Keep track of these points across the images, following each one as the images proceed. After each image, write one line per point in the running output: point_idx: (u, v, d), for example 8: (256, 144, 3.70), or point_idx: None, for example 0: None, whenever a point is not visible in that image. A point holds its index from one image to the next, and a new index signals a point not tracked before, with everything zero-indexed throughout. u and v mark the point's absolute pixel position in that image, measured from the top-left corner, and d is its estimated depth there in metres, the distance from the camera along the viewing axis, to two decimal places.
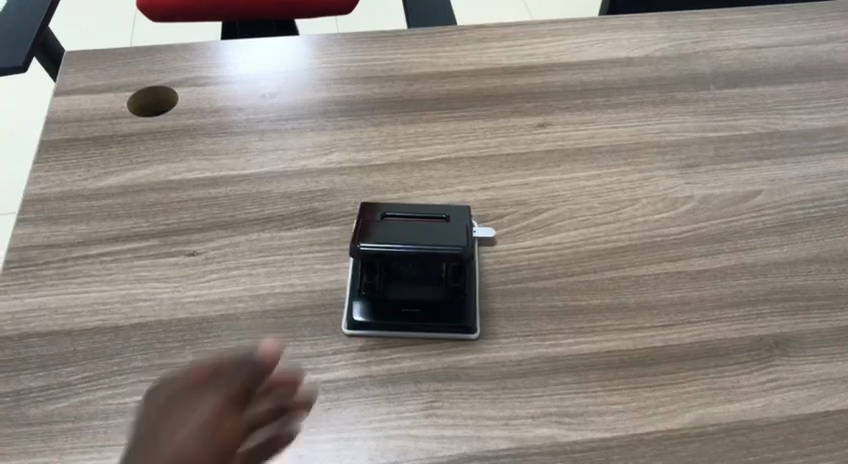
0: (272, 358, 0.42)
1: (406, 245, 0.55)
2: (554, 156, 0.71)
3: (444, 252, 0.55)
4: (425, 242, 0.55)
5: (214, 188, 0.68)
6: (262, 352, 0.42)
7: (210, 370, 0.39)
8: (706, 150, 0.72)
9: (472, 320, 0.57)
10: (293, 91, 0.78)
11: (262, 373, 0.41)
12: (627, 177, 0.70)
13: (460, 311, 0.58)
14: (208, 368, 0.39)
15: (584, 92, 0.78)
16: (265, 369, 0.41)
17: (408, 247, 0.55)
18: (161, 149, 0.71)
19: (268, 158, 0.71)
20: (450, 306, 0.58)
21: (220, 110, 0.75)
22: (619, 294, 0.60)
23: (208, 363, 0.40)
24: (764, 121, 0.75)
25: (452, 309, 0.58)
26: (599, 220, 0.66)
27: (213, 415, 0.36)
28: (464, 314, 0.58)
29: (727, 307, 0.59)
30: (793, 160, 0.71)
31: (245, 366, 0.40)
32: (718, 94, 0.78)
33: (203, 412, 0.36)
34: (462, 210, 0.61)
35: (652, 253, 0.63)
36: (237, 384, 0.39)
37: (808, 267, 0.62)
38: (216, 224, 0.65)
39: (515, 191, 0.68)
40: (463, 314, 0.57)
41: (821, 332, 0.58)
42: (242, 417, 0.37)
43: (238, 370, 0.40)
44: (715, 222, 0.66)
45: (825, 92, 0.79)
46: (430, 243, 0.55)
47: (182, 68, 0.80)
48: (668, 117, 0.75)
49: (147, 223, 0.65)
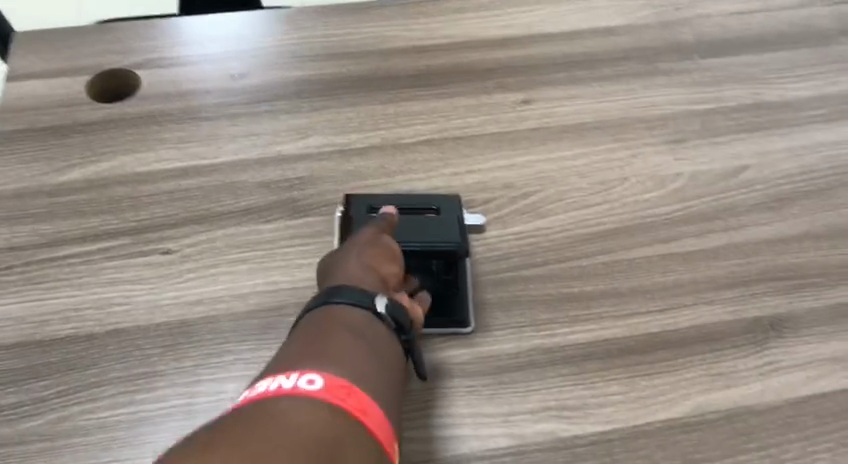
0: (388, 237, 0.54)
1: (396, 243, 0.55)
2: (539, 135, 0.69)
3: (435, 249, 0.56)
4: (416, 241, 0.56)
5: (185, 179, 0.64)
6: (380, 235, 0.53)
7: (352, 253, 0.51)
8: (692, 124, 0.71)
9: (465, 315, 0.56)
10: (263, 71, 0.74)
11: (386, 249, 0.52)
12: (615, 155, 0.68)
13: (454, 305, 0.56)
14: (348, 252, 0.51)
15: (567, 65, 0.75)
16: (388, 252, 0.52)
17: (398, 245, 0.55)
18: (126, 138, 0.67)
19: (241, 145, 0.67)
20: (442, 302, 0.57)
21: (187, 93, 0.71)
22: (613, 279, 0.59)
23: (343, 251, 0.52)
24: (749, 92, 0.74)
25: (445, 303, 0.56)
26: (588, 202, 0.64)
27: (371, 273, 0.50)
28: (456, 309, 0.56)
29: (721, 289, 0.58)
30: (780, 133, 0.70)
31: (374, 247, 0.52)
32: (702, 64, 0.76)
33: (362, 276, 0.49)
34: (453, 201, 0.62)
35: (644, 234, 0.62)
36: (374, 259, 0.51)
37: (799, 245, 0.62)
38: (190, 219, 0.62)
39: (501, 173, 0.66)
40: (456, 308, 0.56)
41: (815, 311, 0.57)
42: (385, 277, 0.50)
43: (368, 255, 0.51)
44: (705, 200, 0.64)
45: (809, 60, 0.77)
46: (422, 243, 0.56)
47: (143, 48, 0.75)
48: (653, 90, 0.74)
49: (116, 220, 0.61)
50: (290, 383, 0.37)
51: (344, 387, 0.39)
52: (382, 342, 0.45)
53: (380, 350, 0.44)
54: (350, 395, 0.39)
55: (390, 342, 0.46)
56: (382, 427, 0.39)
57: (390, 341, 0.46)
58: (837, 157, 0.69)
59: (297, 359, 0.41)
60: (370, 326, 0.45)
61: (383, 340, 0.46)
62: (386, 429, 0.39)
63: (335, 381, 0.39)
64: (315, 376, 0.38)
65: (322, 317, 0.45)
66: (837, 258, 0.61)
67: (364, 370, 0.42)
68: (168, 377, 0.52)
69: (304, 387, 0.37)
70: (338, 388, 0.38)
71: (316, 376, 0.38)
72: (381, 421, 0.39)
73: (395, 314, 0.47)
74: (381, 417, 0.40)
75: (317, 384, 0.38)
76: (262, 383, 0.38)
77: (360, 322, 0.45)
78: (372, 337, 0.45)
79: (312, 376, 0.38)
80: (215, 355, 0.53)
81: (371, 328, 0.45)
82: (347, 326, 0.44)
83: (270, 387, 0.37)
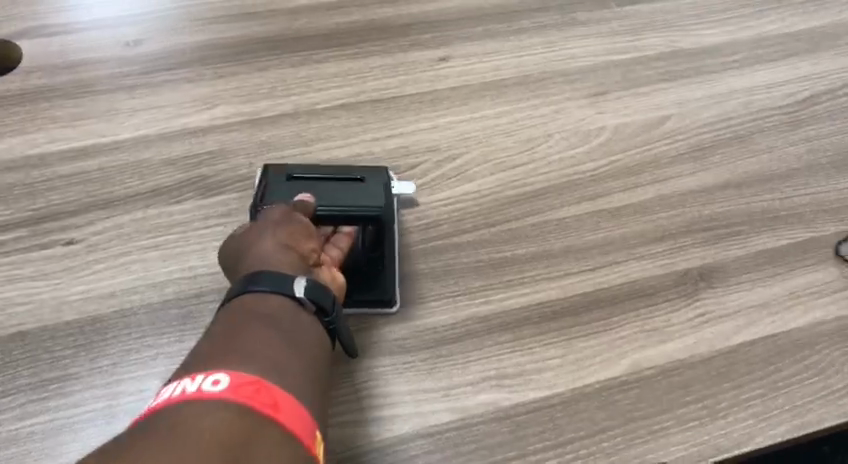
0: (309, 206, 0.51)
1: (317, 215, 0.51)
2: (460, 94, 0.67)
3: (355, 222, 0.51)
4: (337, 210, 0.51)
5: (83, 161, 0.59)
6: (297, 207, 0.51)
7: (268, 228, 0.49)
8: (613, 75, 0.70)
9: (390, 293, 0.53)
10: (161, 36, 0.68)
11: (302, 224, 0.49)
12: (537, 111, 0.66)
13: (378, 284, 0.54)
14: (264, 229, 0.49)
15: (483, 19, 0.73)
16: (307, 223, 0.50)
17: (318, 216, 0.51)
18: (13, 118, 0.61)
19: (142, 119, 0.62)
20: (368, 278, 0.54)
21: (77, 65, 0.65)
22: (544, 241, 0.58)
23: (257, 228, 0.49)
24: (666, 39, 0.73)
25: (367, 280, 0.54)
26: (514, 162, 0.63)
27: (288, 253, 0.47)
28: (382, 286, 0.54)
29: (650, 243, 0.58)
30: (697, 81, 0.70)
31: (293, 221, 0.49)
32: (618, 12, 0.75)
33: (277, 258, 0.47)
34: (380, 170, 0.55)
35: (571, 192, 0.61)
36: (292, 234, 0.48)
37: (722, 194, 0.62)
38: (92, 204, 0.57)
39: (424, 137, 0.64)
40: (381, 286, 0.54)
41: (741, 259, 0.58)
42: (303, 252, 0.48)
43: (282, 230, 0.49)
44: (629, 153, 0.64)
45: (720, 5, 0.78)
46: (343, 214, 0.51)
47: (23, 17, 0.68)
48: (572, 42, 0.72)
49: (9, 211, 0.56)
50: (194, 385, 0.35)
51: (255, 382, 0.37)
52: (301, 327, 0.44)
53: (297, 337, 0.43)
54: (262, 390, 0.37)
55: (309, 325, 0.44)
56: (299, 417, 0.37)
57: (311, 325, 0.44)
58: (753, 102, 0.69)
59: (208, 356, 0.39)
60: (287, 313, 0.43)
61: (302, 326, 0.44)
62: (303, 418, 0.37)
63: (243, 378, 0.37)
64: (224, 373, 0.37)
65: (235, 310, 0.43)
66: (758, 205, 0.62)
67: (279, 360, 0.40)
68: (83, 380, 0.48)
69: (208, 388, 0.35)
70: (248, 384, 0.36)
71: (223, 373, 0.36)
72: (298, 411, 0.37)
73: (315, 297, 0.45)
74: (297, 408, 0.38)
75: (222, 385, 0.36)
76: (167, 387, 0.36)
77: (274, 312, 0.43)
78: (287, 327, 0.43)
79: (218, 375, 0.36)
80: (133, 351, 0.49)
81: (287, 317, 0.43)
82: (261, 318, 0.42)
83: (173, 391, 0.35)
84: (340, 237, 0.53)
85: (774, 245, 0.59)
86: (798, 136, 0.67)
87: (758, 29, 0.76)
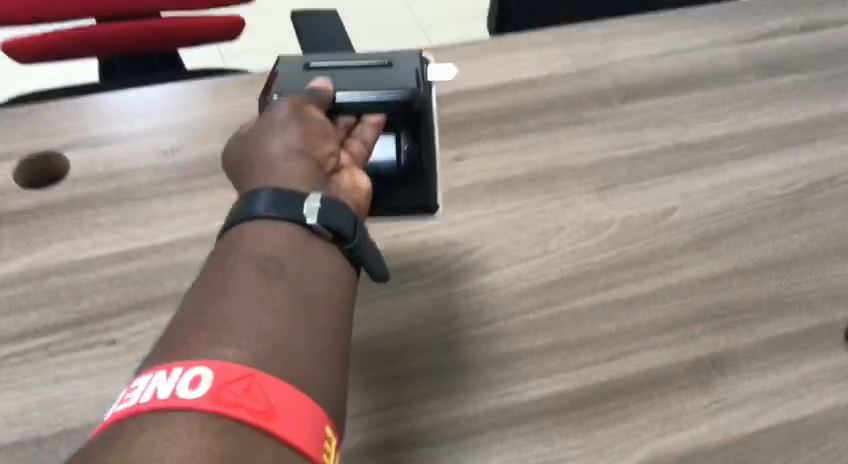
0: (316, 110, 0.54)
1: (339, 101, 0.56)
2: (475, 191, 0.71)
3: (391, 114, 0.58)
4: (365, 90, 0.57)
5: (125, 264, 0.63)
6: (302, 106, 0.53)
7: (275, 136, 0.51)
8: (619, 169, 0.74)
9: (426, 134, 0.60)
10: (196, 144, 0.73)
11: (311, 127, 0.52)
12: (549, 205, 0.70)
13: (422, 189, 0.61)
14: (271, 137, 0.51)
15: (495, 120, 0.78)
16: (314, 126, 0.52)
17: (340, 107, 0.57)
18: (60, 225, 0.66)
19: (180, 223, 0.67)
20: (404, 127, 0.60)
21: (119, 173, 0.70)
22: (560, 331, 0.61)
23: (265, 138, 0.51)
24: (669, 134, 0.78)
25: (416, 190, 0.61)
26: (529, 254, 0.66)
27: (298, 162, 0.49)
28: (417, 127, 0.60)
29: (662, 332, 0.61)
30: (701, 173, 0.74)
31: (300, 126, 0.52)
32: (622, 109, 0.80)
33: (286, 166, 0.48)
34: (411, 56, 0.63)
35: (584, 283, 0.64)
36: (300, 144, 0.51)
37: (730, 281, 0.65)
38: (133, 305, 0.60)
39: (442, 232, 0.68)
40: (425, 193, 0.61)
41: (752, 346, 0.60)
42: (314, 157, 0.50)
43: (295, 137, 0.51)
44: (638, 244, 0.67)
45: (720, 99, 0.82)
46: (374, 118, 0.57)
47: (70, 129, 0.74)
48: (579, 139, 0.77)
49: (57, 313, 0.60)
50: (167, 389, 0.34)
51: (240, 380, 0.35)
52: (309, 262, 0.44)
53: (305, 278, 0.43)
54: (251, 386, 0.36)
55: (321, 258, 0.45)
56: (297, 409, 0.37)
57: (325, 257, 0.46)
58: (756, 192, 0.73)
59: (206, 316, 0.39)
60: (296, 246, 0.45)
61: (311, 259, 0.45)
62: (301, 408, 0.37)
63: (228, 375, 0.35)
64: (205, 369, 0.35)
65: (240, 241, 0.44)
66: (766, 292, 0.64)
67: (280, 325, 0.40)
68: None
69: (183, 393, 0.34)
70: (232, 385, 0.35)
71: (204, 371, 0.35)
72: (293, 402, 0.37)
73: (328, 222, 0.46)
74: (293, 396, 0.37)
75: (199, 391, 0.34)
76: (137, 382, 0.35)
77: (282, 245, 0.44)
78: (292, 267, 0.43)
79: (198, 374, 0.34)
80: None
81: (297, 250, 0.44)
82: (266, 257, 0.43)
83: (144, 396, 0.34)
84: (363, 129, 0.57)
85: (783, 331, 0.61)
86: (801, 224, 0.70)
87: (757, 121, 0.80)
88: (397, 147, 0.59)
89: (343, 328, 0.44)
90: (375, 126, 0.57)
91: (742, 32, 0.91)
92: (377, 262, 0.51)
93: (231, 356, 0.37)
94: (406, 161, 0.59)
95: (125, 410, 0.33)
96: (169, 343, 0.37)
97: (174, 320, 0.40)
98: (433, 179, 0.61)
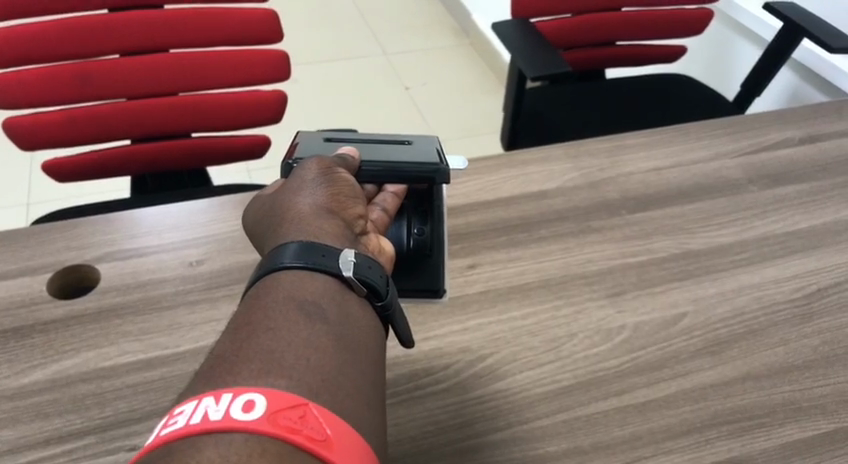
0: (345, 174, 0.59)
1: (362, 170, 0.62)
2: (488, 297, 0.73)
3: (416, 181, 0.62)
4: (387, 160, 0.62)
5: (149, 371, 0.65)
6: (332, 168, 0.59)
7: (307, 197, 0.56)
8: (628, 276, 0.76)
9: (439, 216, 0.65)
10: (220, 256, 0.77)
11: (340, 191, 0.57)
12: (561, 311, 0.72)
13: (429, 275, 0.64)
14: (303, 197, 0.56)
15: (506, 229, 0.80)
16: (342, 188, 0.57)
17: (363, 176, 0.62)
18: (88, 334, 0.68)
19: (202, 331, 0.69)
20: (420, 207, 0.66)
21: (146, 284, 0.74)
22: (574, 437, 0.61)
23: (295, 197, 0.56)
24: (676, 242, 0.80)
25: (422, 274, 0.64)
26: (541, 359, 0.67)
27: (331, 220, 0.54)
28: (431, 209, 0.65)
29: (677, 437, 0.61)
30: (709, 279, 0.76)
31: (330, 188, 0.57)
32: (630, 218, 0.83)
33: (318, 223, 0.53)
34: (429, 139, 0.68)
35: (597, 389, 0.65)
36: (329, 203, 0.56)
37: (743, 386, 0.65)
38: (156, 412, 0.62)
39: (456, 337, 0.69)
40: (432, 277, 0.64)
41: (768, 451, 0.60)
42: (344, 220, 0.55)
43: (324, 198, 0.56)
44: (650, 349, 0.68)
45: (726, 208, 0.85)
46: (390, 180, 0.62)
47: (101, 242, 0.78)
48: (588, 247, 0.79)
49: (81, 419, 0.61)
50: (222, 413, 0.37)
51: (290, 408, 0.39)
52: (344, 308, 0.49)
53: (343, 319, 0.48)
54: (300, 414, 0.39)
55: (356, 310, 0.50)
56: (345, 433, 0.40)
57: (357, 308, 0.50)
58: (765, 297, 0.74)
59: (255, 348, 0.43)
60: (331, 294, 0.49)
61: (346, 304, 0.49)
62: (349, 435, 0.40)
63: (278, 402, 0.39)
64: (255, 396, 0.38)
65: (276, 285, 0.48)
66: (779, 396, 0.65)
67: (326, 362, 0.44)
68: None
69: (235, 416, 0.37)
70: (281, 411, 0.38)
71: (254, 398, 0.38)
72: (338, 428, 0.40)
73: (362, 276, 0.50)
74: (341, 424, 0.40)
75: (252, 414, 0.37)
76: (184, 408, 0.38)
77: (319, 291, 0.48)
78: (332, 313, 0.47)
79: (248, 401, 0.38)
80: None
81: (333, 295, 0.49)
82: (307, 300, 0.47)
83: (194, 418, 0.36)
84: (385, 197, 0.64)
85: (800, 436, 0.62)
86: (811, 329, 0.71)
87: (762, 228, 0.82)
88: (406, 231, 0.65)
89: (377, 374, 0.48)
90: (396, 195, 0.64)
91: (743, 144, 0.95)
92: (405, 327, 0.55)
93: (282, 385, 0.40)
94: (413, 243, 0.64)
95: (175, 431, 0.36)
96: (214, 376, 0.41)
97: (217, 353, 0.43)
98: (441, 262, 0.64)
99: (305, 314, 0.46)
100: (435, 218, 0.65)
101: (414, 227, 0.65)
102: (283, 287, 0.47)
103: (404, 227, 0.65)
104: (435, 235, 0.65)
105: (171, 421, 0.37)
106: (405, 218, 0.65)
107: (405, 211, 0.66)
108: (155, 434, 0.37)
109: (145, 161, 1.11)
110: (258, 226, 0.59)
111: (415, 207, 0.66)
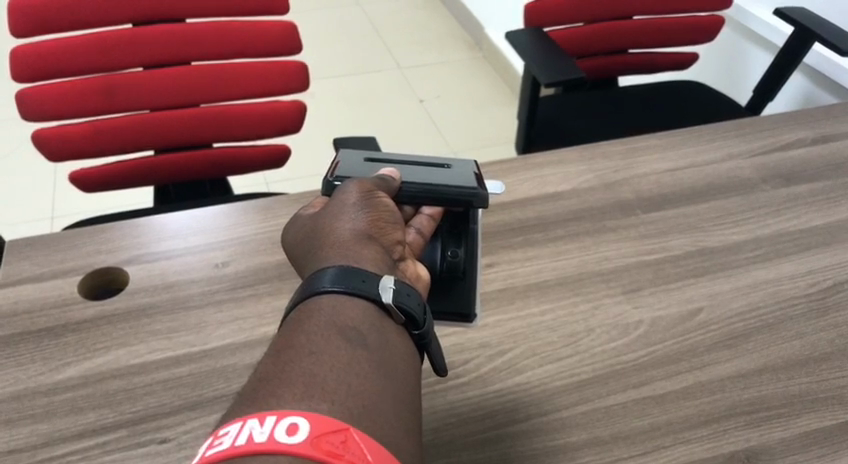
0: (385, 198, 0.60)
1: (402, 190, 0.63)
2: (507, 294, 0.74)
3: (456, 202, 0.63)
4: (426, 183, 0.64)
5: (178, 367, 0.67)
6: (374, 192, 0.60)
7: (347, 220, 0.57)
8: (645, 273, 0.77)
9: (471, 238, 0.67)
10: (243, 258, 0.79)
11: (380, 215, 0.59)
12: (579, 307, 0.73)
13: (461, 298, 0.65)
14: (344, 220, 0.57)
15: (523, 230, 0.82)
16: (381, 212, 0.59)
17: (402, 196, 0.63)
18: (119, 332, 0.71)
19: (229, 330, 0.71)
20: (456, 229, 0.68)
21: (174, 284, 0.76)
22: (593, 427, 0.62)
23: (336, 219, 0.58)
24: (691, 240, 0.81)
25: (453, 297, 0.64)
26: (561, 354, 0.68)
27: (370, 246, 0.55)
28: (466, 231, 0.67)
29: (694, 427, 0.62)
30: (725, 275, 0.77)
31: (370, 213, 0.58)
32: (644, 218, 0.84)
33: (359, 249, 0.54)
34: (467, 163, 0.70)
35: (616, 381, 0.66)
36: (369, 228, 0.57)
37: (759, 378, 0.66)
38: (185, 407, 0.64)
39: (476, 333, 0.70)
40: (466, 299, 0.64)
41: (786, 441, 0.61)
42: (382, 246, 0.57)
43: (365, 222, 0.57)
44: (667, 344, 0.70)
45: (739, 206, 0.86)
46: (429, 203, 0.64)
47: (130, 245, 0.80)
48: (605, 246, 0.80)
49: (113, 414, 0.63)
50: (267, 436, 0.38)
51: (333, 432, 0.40)
52: (383, 333, 0.50)
53: (382, 344, 0.49)
54: (342, 438, 0.40)
55: (395, 336, 0.51)
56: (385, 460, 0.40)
57: (395, 334, 0.51)
58: (780, 291, 0.75)
59: (298, 370, 0.44)
60: (371, 320, 0.50)
61: (385, 330, 0.50)
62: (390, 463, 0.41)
63: (321, 427, 0.39)
64: (298, 419, 0.39)
65: (316, 310, 0.49)
66: (796, 387, 0.66)
67: (367, 386, 0.45)
68: None
69: (279, 439, 0.37)
70: (324, 435, 0.39)
71: (297, 422, 0.39)
72: (379, 455, 0.40)
73: (401, 303, 0.51)
74: (381, 451, 0.41)
75: (295, 437, 0.38)
76: (229, 429, 0.39)
77: (358, 317, 0.49)
78: (372, 339, 0.49)
79: (291, 425, 0.39)
80: None
81: (372, 321, 0.50)
82: (348, 326, 0.48)
83: (240, 440, 0.38)
84: (422, 220, 0.64)
85: (817, 426, 0.63)
86: (827, 322, 0.72)
87: (776, 226, 0.84)
88: (440, 254, 0.66)
89: (415, 398, 0.49)
90: (432, 217, 0.65)
91: (758, 145, 0.96)
92: (438, 352, 0.57)
93: (324, 410, 0.41)
94: (446, 265, 0.65)
95: (221, 452, 0.37)
96: (259, 396, 0.42)
97: (260, 375, 0.45)
98: (475, 284, 0.65)
99: (344, 337, 0.47)
100: (470, 240, 0.67)
101: (449, 251, 0.66)
102: (324, 310, 0.49)
103: (439, 249, 0.66)
104: (468, 257, 0.66)
105: (216, 442, 0.38)
106: (440, 241, 0.67)
107: (440, 233, 0.67)
108: (202, 454, 0.38)
109: (167, 171, 1.14)
110: (296, 245, 0.61)
111: (450, 230, 0.67)
